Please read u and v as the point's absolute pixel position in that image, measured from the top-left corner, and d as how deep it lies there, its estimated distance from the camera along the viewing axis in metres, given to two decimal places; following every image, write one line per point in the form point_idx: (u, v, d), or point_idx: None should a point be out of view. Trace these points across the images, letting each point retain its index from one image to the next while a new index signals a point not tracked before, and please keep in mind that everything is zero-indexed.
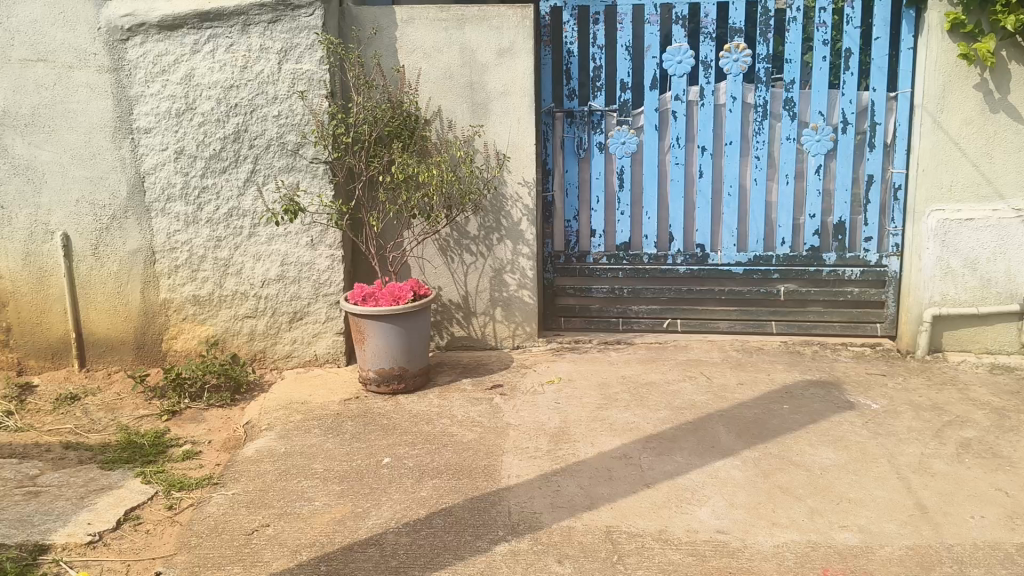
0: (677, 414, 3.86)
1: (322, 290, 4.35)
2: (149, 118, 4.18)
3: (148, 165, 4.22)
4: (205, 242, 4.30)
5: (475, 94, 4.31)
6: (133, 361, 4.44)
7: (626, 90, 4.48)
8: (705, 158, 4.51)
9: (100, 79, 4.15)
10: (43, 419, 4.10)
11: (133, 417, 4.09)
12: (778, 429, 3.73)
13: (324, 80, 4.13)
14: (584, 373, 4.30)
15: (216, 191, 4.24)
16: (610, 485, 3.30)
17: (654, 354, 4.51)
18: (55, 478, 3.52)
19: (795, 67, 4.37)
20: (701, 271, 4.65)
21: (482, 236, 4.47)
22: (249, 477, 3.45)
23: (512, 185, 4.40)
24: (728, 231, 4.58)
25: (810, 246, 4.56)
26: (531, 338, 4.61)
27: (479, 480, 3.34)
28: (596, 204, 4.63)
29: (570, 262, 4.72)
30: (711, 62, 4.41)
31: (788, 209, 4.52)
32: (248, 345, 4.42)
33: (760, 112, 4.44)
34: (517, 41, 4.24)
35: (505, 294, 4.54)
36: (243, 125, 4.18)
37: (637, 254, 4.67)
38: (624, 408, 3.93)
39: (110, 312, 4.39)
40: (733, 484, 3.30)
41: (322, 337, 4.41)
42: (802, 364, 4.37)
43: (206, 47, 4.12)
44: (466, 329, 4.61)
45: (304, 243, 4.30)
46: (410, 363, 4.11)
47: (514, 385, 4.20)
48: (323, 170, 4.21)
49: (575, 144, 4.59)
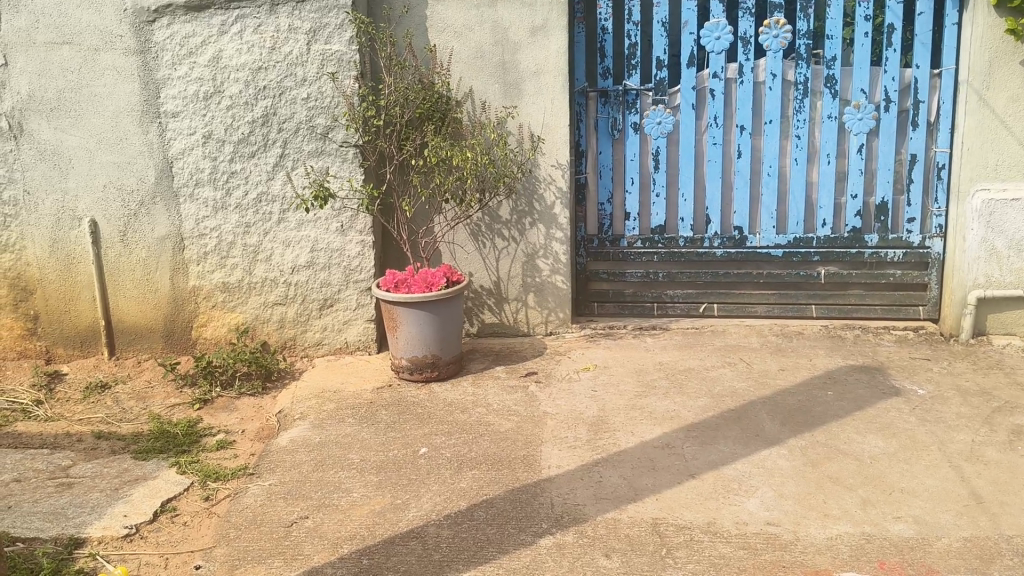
0: (718, 401, 3.77)
1: (353, 277, 4.27)
2: (176, 102, 4.10)
3: (176, 150, 4.15)
4: (234, 228, 4.23)
5: (507, 74, 4.21)
6: (163, 349, 4.38)
7: (662, 68, 4.37)
8: (744, 137, 4.40)
9: (126, 62, 4.07)
10: (74, 408, 4.04)
11: (165, 407, 4.03)
12: (823, 416, 3.64)
13: (353, 61, 4.03)
14: (620, 360, 4.21)
15: (245, 175, 4.17)
16: (653, 476, 3.21)
17: (691, 340, 4.41)
18: (87, 469, 3.47)
19: (836, 44, 4.25)
20: (739, 254, 4.54)
21: (515, 220, 4.38)
22: (285, 467, 3.38)
23: (545, 168, 4.30)
24: (767, 212, 4.47)
25: (852, 228, 4.45)
26: (564, 324, 4.52)
27: (520, 471, 3.26)
28: (631, 185, 4.52)
29: (603, 246, 4.62)
30: (750, 38, 4.30)
31: (829, 189, 4.40)
32: (278, 333, 4.36)
33: (801, 90, 4.33)
34: (551, 19, 4.13)
35: (538, 279, 4.45)
36: (271, 108, 4.10)
37: (672, 237, 4.57)
38: (664, 395, 3.84)
39: (139, 300, 4.33)
40: (781, 474, 3.21)
41: (353, 325, 4.34)
42: (844, 349, 4.26)
43: (234, 28, 4.04)
44: (498, 315, 4.52)
45: (334, 229, 4.22)
46: (444, 351, 4.04)
47: (549, 373, 4.12)
48: (353, 153, 4.12)
49: (609, 124, 4.49)
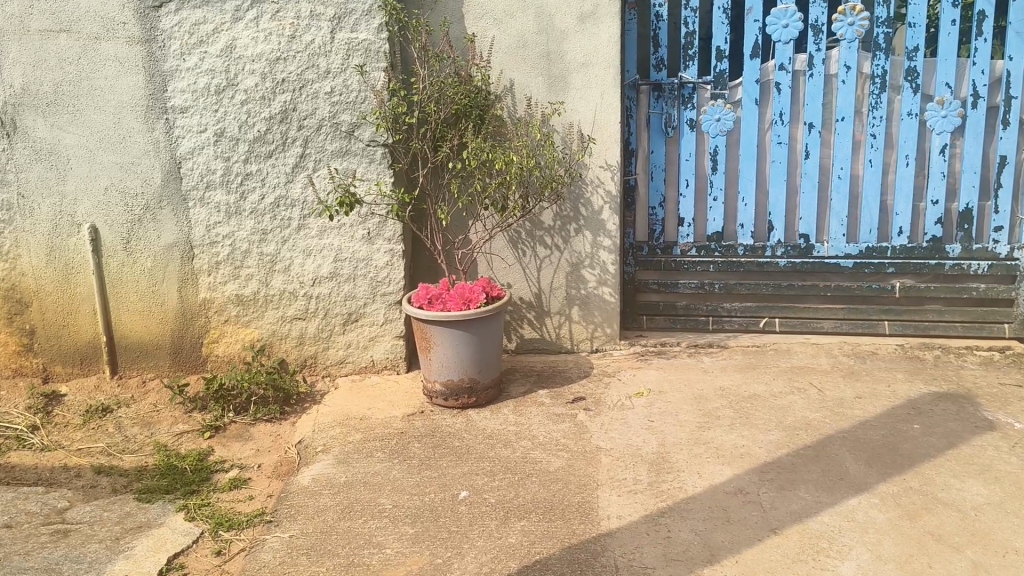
0: (792, 436, 3.35)
1: (381, 289, 3.86)
2: (185, 96, 3.69)
3: (185, 149, 3.74)
4: (249, 236, 3.82)
5: (552, 65, 3.78)
6: (171, 368, 3.99)
7: (723, 59, 3.94)
8: (813, 136, 3.96)
9: (130, 52, 3.66)
10: (73, 436, 3.66)
11: (172, 435, 3.64)
12: (913, 456, 3.22)
13: (382, 51, 3.62)
14: (676, 384, 3.80)
15: (261, 177, 3.76)
16: (729, 531, 2.79)
17: (753, 360, 3.99)
18: (86, 513, 3.08)
19: (919, 33, 3.80)
20: (805, 265, 4.11)
21: (559, 226, 3.96)
22: (307, 515, 2.99)
23: (592, 169, 3.87)
24: (837, 218, 4.04)
25: (932, 237, 4.01)
26: (611, 341, 4.10)
27: (576, 524, 2.85)
28: (685, 188, 4.10)
29: (654, 254, 4.21)
30: (822, 26, 3.86)
31: (906, 194, 3.97)
32: (298, 351, 3.96)
33: (877, 84, 3.88)
34: (602, 5, 3.70)
35: (584, 291, 4.03)
36: (291, 103, 3.69)
37: (731, 245, 4.15)
38: (729, 428, 3.42)
39: (144, 313, 3.93)
40: (875, 529, 2.79)
41: (380, 342, 3.94)
42: (924, 372, 3.84)
43: (250, 14, 3.63)
44: (539, 330, 4.12)
45: (360, 237, 3.81)
46: (482, 375, 3.63)
47: (599, 399, 3.70)
48: (381, 154, 3.70)
49: (663, 121, 4.06)
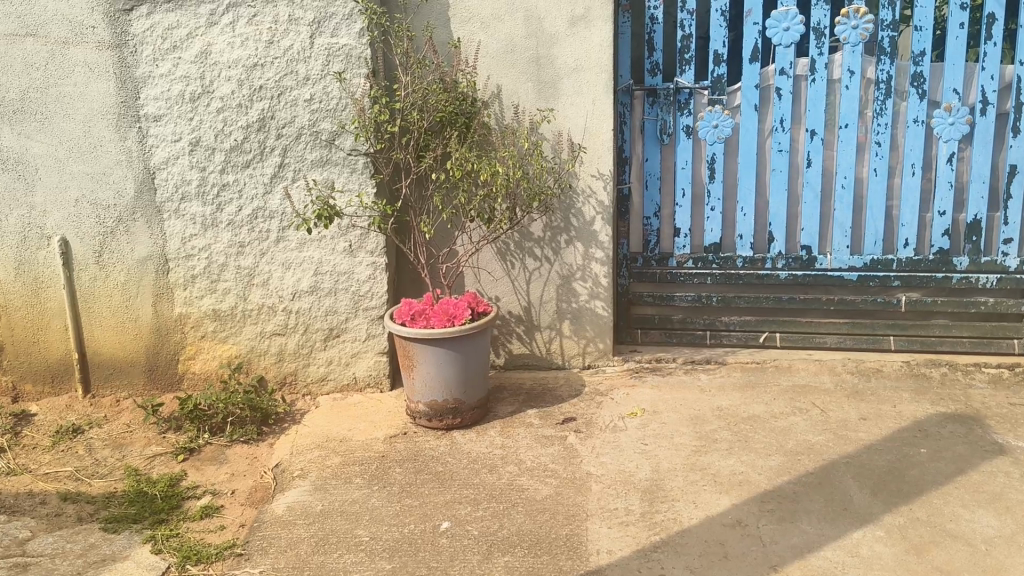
0: (793, 462, 3.20)
1: (363, 304, 3.71)
2: (158, 103, 3.53)
3: (158, 159, 3.58)
4: (226, 249, 3.66)
5: (542, 71, 3.62)
6: (146, 386, 3.84)
7: (721, 63, 3.78)
8: (815, 144, 3.80)
9: (100, 57, 3.50)
10: (41, 459, 3.50)
11: (143, 457, 3.48)
12: (920, 484, 3.05)
13: (364, 56, 3.46)
14: (671, 403, 3.64)
15: (238, 188, 3.60)
16: (726, 567, 2.61)
17: (753, 378, 3.83)
18: (47, 545, 2.92)
19: (926, 36, 3.63)
20: (807, 277, 3.95)
21: (549, 238, 3.80)
22: (279, 548, 2.82)
23: (583, 179, 3.71)
24: (840, 230, 3.88)
25: (939, 249, 3.84)
26: (604, 357, 3.94)
27: (564, 559, 2.68)
28: (681, 198, 3.94)
29: (649, 265, 4.05)
30: (824, 29, 3.70)
31: (912, 205, 3.80)
32: (277, 367, 3.80)
33: (882, 89, 3.72)
34: (594, 8, 3.54)
35: (575, 305, 3.87)
36: (269, 111, 3.53)
37: (729, 257, 3.99)
38: (727, 453, 3.26)
39: (117, 329, 3.78)
40: (880, 566, 2.61)
41: (362, 358, 3.78)
42: (931, 391, 3.67)
43: (225, 18, 3.47)
44: (528, 345, 3.96)
45: (341, 249, 3.65)
46: (468, 395, 3.48)
47: (590, 420, 3.54)
48: (363, 163, 3.55)
49: (658, 128, 3.90)
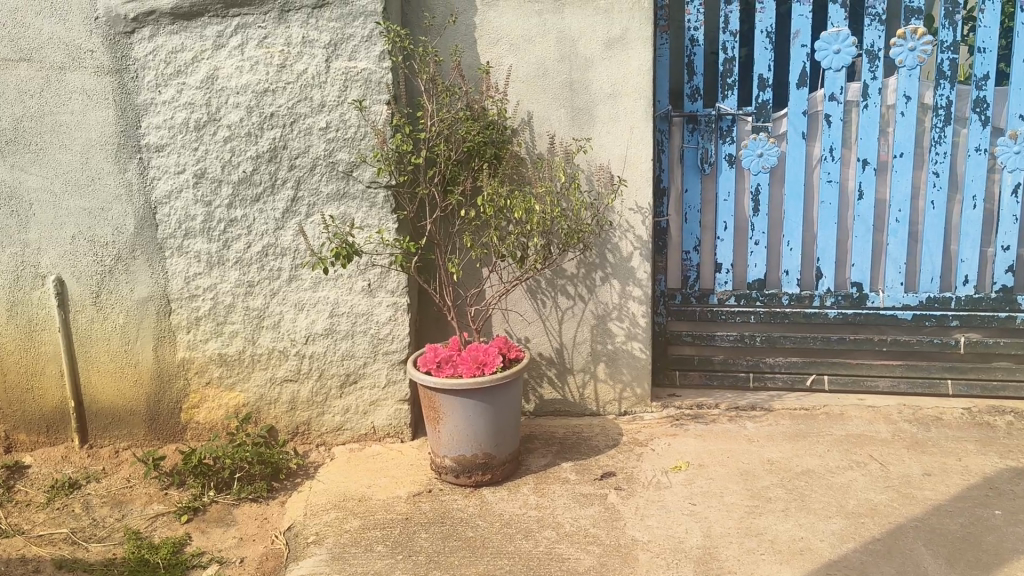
0: (856, 525, 2.90)
1: (382, 348, 3.43)
2: (161, 132, 3.26)
3: (161, 193, 3.31)
4: (233, 289, 3.39)
5: (576, 96, 3.36)
6: (147, 437, 3.56)
7: (766, 88, 3.51)
8: (868, 174, 3.53)
9: (99, 83, 3.24)
10: (35, 518, 3.20)
11: (145, 518, 3.19)
12: (1000, 551, 2.74)
13: (385, 82, 3.20)
14: (717, 456, 3.35)
15: (247, 224, 3.33)
16: None
17: (804, 426, 3.55)
18: None
19: (990, 58, 3.37)
20: (858, 317, 3.67)
21: (583, 274, 3.53)
22: None
23: (620, 213, 3.44)
24: (894, 265, 3.60)
25: (1002, 286, 3.58)
26: (641, 403, 3.67)
27: None
28: (723, 231, 3.67)
29: (688, 303, 3.77)
30: (878, 51, 3.42)
31: (974, 239, 3.53)
32: (289, 417, 3.52)
33: (941, 116, 3.45)
34: (632, 29, 3.28)
35: (610, 347, 3.60)
36: (281, 140, 3.26)
37: (774, 294, 3.71)
38: (784, 515, 2.97)
39: (117, 375, 3.50)
40: None
41: (381, 406, 3.51)
42: (999, 442, 3.38)
43: (234, 40, 3.21)
44: (560, 390, 3.68)
45: (360, 289, 3.38)
46: (499, 449, 3.20)
47: (630, 475, 3.26)
48: (383, 197, 3.28)
49: (698, 157, 3.63)
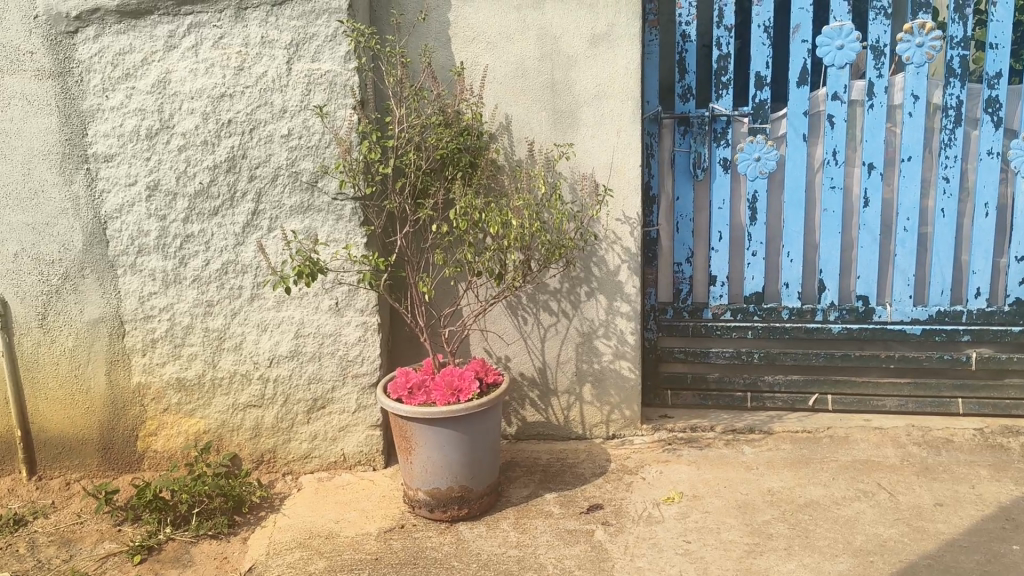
0: (865, 565, 2.63)
1: (352, 370, 3.19)
2: (109, 141, 3.01)
3: (111, 207, 3.06)
4: (191, 308, 3.14)
5: (558, 98, 3.11)
6: (100, 467, 3.32)
7: (764, 87, 3.27)
8: (873, 178, 3.29)
9: (40, 88, 2.99)
10: None
11: (94, 558, 2.89)
12: None
13: (351, 85, 2.95)
14: (713, 486, 3.11)
15: (204, 239, 3.08)
16: None
17: (806, 452, 3.31)
18: None
19: (1003, 55, 3.14)
20: (863, 332, 3.43)
21: (567, 289, 3.29)
22: None
23: (606, 224, 3.20)
24: (901, 277, 3.37)
25: (1015, 298, 3.34)
26: (630, 426, 3.43)
27: None
28: (718, 241, 3.41)
29: (680, 318, 3.53)
30: (883, 48, 3.18)
31: (986, 248, 3.30)
32: (253, 445, 3.28)
33: (950, 117, 3.21)
34: (618, 24, 3.03)
35: (597, 366, 3.36)
36: (239, 148, 3.01)
37: (773, 308, 3.47)
38: (786, 554, 2.70)
39: (67, 402, 3.26)
40: None
41: (352, 432, 3.26)
42: (1015, 467, 3.14)
43: (186, 40, 2.96)
44: (543, 413, 3.44)
45: (326, 307, 3.14)
46: (476, 482, 2.96)
47: (620, 508, 3.01)
48: (351, 209, 3.03)
49: (690, 161, 3.39)
